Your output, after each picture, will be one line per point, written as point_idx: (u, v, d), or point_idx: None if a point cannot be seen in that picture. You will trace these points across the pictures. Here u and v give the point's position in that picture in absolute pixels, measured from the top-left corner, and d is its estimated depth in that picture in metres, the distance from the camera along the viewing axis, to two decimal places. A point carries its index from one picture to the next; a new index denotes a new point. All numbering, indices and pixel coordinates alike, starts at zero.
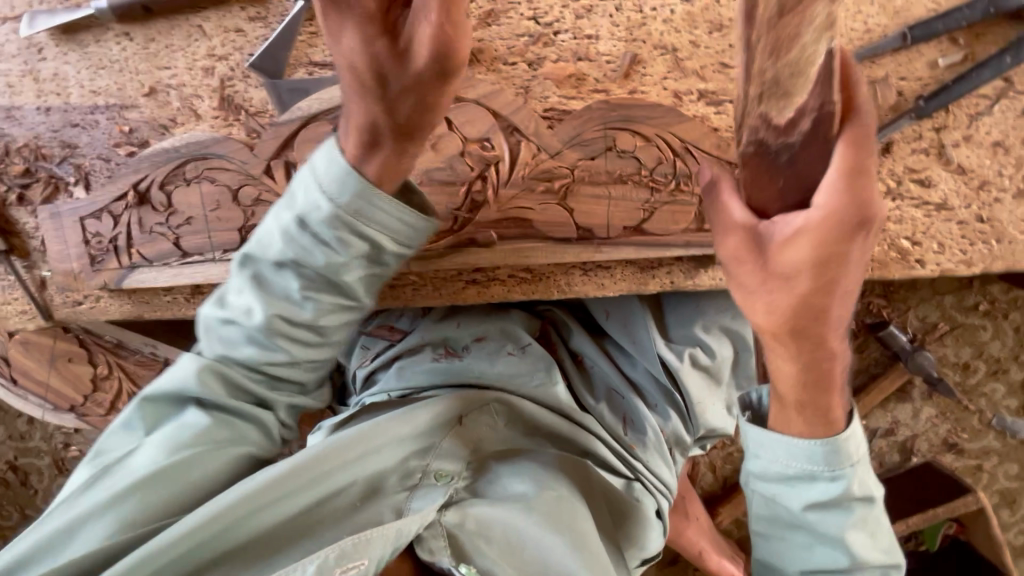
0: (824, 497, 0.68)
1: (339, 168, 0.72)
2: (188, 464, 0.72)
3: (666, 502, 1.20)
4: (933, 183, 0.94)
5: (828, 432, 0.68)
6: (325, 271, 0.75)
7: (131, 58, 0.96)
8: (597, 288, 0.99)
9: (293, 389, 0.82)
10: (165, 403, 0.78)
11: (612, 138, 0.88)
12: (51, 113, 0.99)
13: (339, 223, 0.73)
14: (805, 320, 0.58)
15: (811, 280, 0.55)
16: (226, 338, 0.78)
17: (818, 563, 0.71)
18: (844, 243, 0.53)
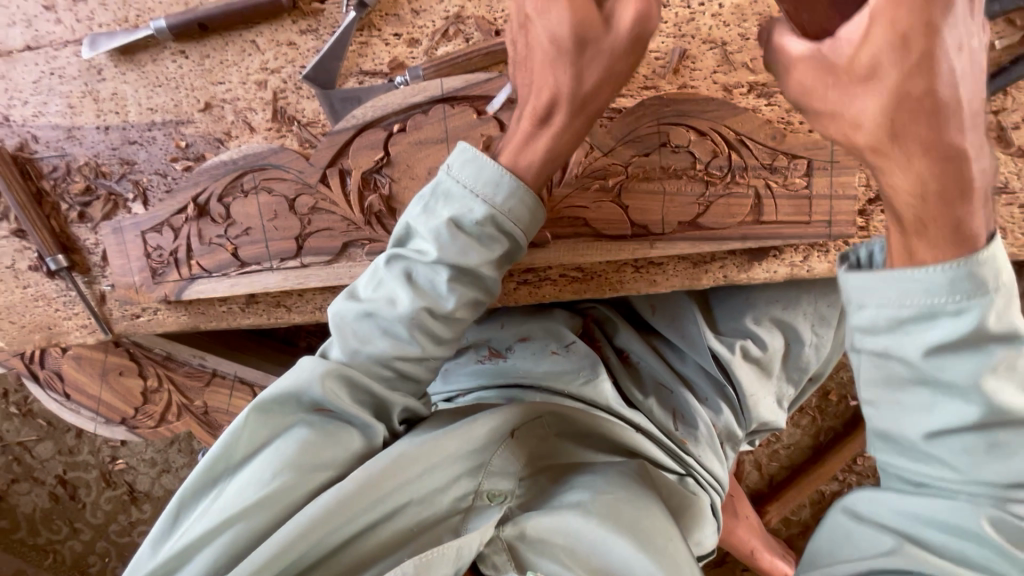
0: (954, 336, 0.50)
1: (492, 173, 0.75)
2: (292, 488, 0.73)
3: (719, 497, 1.20)
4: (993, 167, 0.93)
5: (958, 251, 0.51)
6: (479, 266, 0.76)
7: (187, 75, 0.99)
8: (650, 284, 1.00)
9: (407, 391, 0.81)
10: (277, 412, 0.76)
11: (666, 134, 0.88)
12: (111, 131, 1.02)
13: (492, 220, 0.75)
14: (912, 112, 0.51)
15: (896, 65, 0.50)
16: (359, 331, 0.77)
17: (945, 422, 0.53)
18: (927, 4, 0.48)
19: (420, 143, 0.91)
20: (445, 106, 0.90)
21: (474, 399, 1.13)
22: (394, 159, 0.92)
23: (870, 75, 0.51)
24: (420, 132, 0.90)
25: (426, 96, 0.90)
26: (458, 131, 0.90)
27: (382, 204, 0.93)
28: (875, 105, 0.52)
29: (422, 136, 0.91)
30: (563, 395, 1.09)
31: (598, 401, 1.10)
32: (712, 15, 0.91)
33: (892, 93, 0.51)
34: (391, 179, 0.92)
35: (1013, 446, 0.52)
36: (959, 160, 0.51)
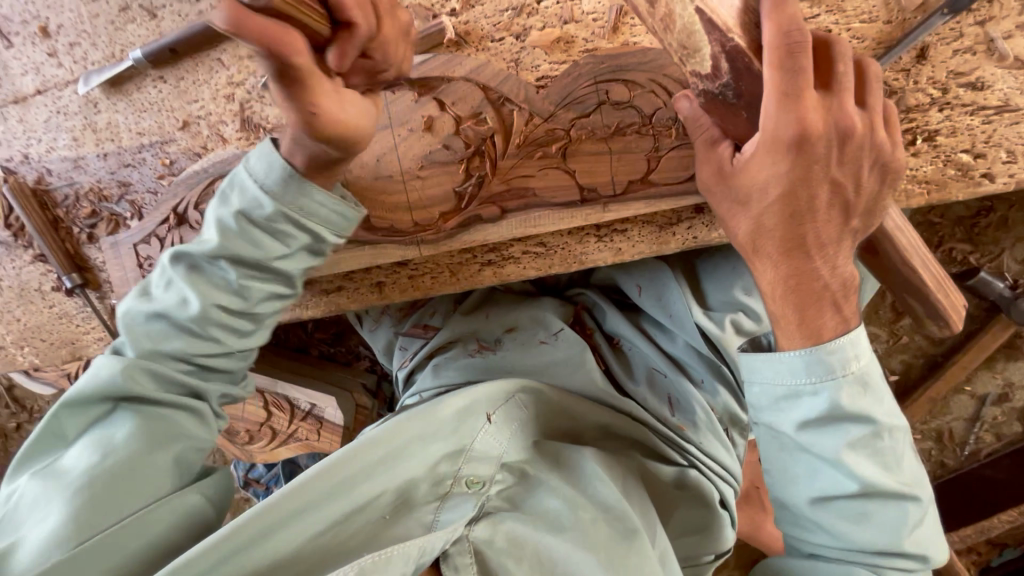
0: (813, 414, 0.70)
1: (275, 164, 0.74)
2: (131, 462, 0.72)
3: (729, 488, 1.11)
4: (987, 85, 0.82)
5: (813, 345, 0.72)
6: (273, 262, 0.77)
7: (166, 97, 1.07)
8: (615, 253, 0.96)
9: (222, 378, 0.83)
10: (88, 403, 0.76)
11: (605, 92, 0.85)
12: (109, 157, 1.12)
13: (283, 218, 0.75)
14: (783, 229, 0.72)
15: (772, 192, 0.70)
16: (153, 333, 0.77)
17: (822, 490, 0.71)
18: (797, 153, 0.68)
19: None
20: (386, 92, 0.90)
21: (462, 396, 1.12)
22: None
23: (743, 198, 0.73)
24: None
25: None
26: (401, 115, 0.91)
27: None
28: (747, 222, 0.74)
29: None
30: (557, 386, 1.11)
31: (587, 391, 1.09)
32: None
33: (762, 211, 0.72)
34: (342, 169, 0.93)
35: (878, 518, 0.69)
36: (805, 272, 0.73)
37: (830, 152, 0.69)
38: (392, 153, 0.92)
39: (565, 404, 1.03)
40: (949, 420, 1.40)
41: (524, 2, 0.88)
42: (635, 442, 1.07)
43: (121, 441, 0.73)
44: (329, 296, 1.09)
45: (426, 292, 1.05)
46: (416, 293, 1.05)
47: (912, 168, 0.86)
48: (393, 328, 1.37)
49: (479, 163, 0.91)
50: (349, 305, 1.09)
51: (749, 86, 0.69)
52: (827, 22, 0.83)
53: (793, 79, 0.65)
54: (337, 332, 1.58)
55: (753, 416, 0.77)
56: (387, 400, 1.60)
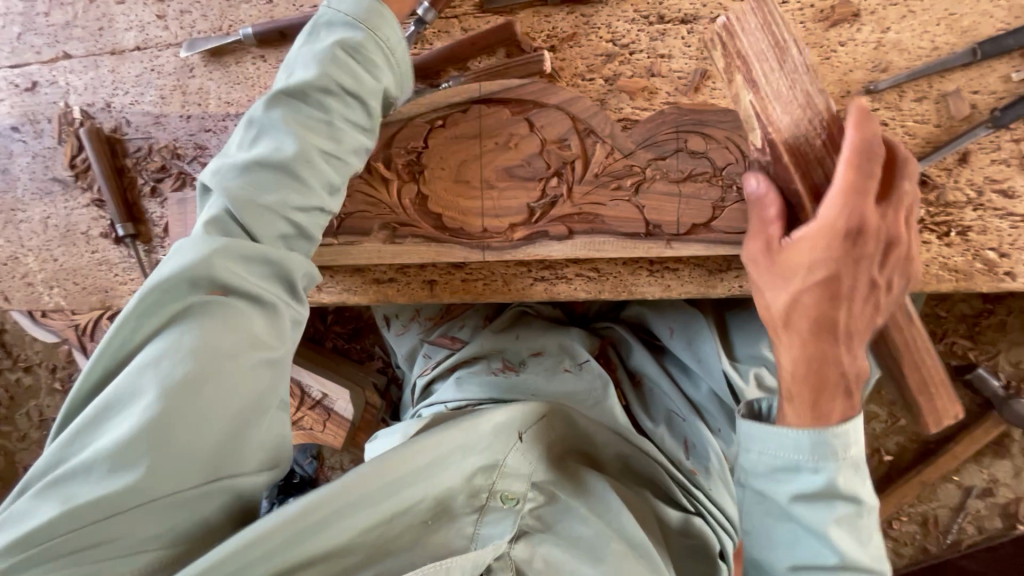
0: (810, 487, 0.75)
1: (351, 2, 0.82)
2: (198, 379, 0.67)
3: (730, 538, 1.11)
4: (1017, 195, 0.93)
5: (818, 425, 0.77)
6: (365, 102, 0.83)
7: (262, 75, 1.13)
8: (663, 289, 1.03)
9: (307, 245, 0.82)
10: (167, 305, 0.70)
11: (683, 140, 0.94)
12: (191, 120, 1.16)
13: (356, 61, 0.82)
14: (827, 304, 0.76)
15: (819, 274, 0.75)
16: (257, 184, 0.77)
17: (803, 559, 0.75)
18: (845, 246, 0.74)
19: (455, 138, 0.99)
20: (480, 106, 0.98)
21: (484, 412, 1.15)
22: (431, 149, 1.00)
23: (787, 273, 0.78)
24: (456, 128, 0.99)
25: (465, 97, 0.98)
26: (490, 128, 0.98)
27: (417, 193, 1.01)
28: (785, 296, 0.79)
29: (457, 132, 0.99)
30: None
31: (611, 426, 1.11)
32: None
33: (800, 291, 0.77)
34: (425, 165, 1.00)
35: None
36: (828, 357, 0.78)
37: (877, 252, 0.77)
38: (474, 161, 0.99)
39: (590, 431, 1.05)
40: (934, 507, 1.46)
41: (617, 52, 1.01)
42: (652, 482, 1.09)
43: (164, 353, 0.67)
44: (379, 286, 1.11)
45: (475, 297, 1.09)
46: (466, 296, 1.09)
47: (944, 257, 0.95)
48: (420, 335, 1.38)
49: (556, 184, 0.97)
50: (397, 297, 1.11)
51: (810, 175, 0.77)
52: (883, 117, 0.95)
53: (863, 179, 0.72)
54: (355, 329, 1.59)
55: (742, 479, 0.81)
56: (393, 404, 1.59)
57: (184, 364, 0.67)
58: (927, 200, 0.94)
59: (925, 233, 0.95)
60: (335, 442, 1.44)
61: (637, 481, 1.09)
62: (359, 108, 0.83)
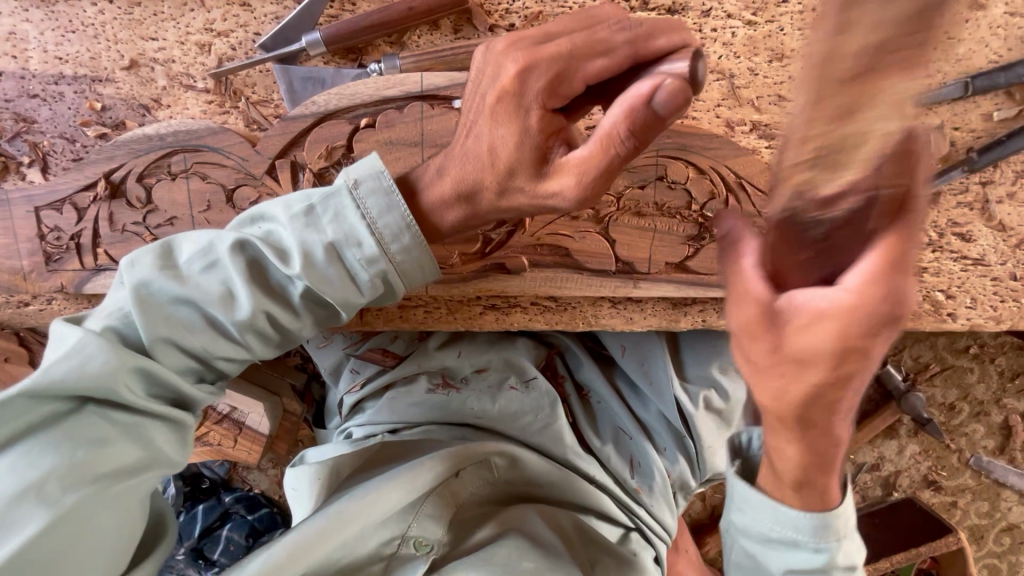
0: (805, 567, 0.64)
1: (396, 216, 0.64)
2: (87, 506, 0.58)
3: (664, 548, 1.16)
4: (972, 239, 0.92)
5: (824, 505, 0.63)
6: (339, 305, 0.67)
7: (109, 23, 0.81)
8: (626, 321, 0.93)
9: (215, 384, 0.70)
10: (38, 403, 0.60)
11: (664, 167, 0.81)
12: (5, 79, 0.83)
13: (340, 270, 0.64)
14: (815, 407, 0.54)
15: (825, 370, 0.51)
16: (179, 320, 0.64)
17: None
18: (867, 337, 0.48)
19: (390, 143, 0.79)
20: (423, 105, 0.78)
21: (421, 433, 1.08)
22: (358, 157, 0.79)
23: (796, 361, 0.52)
24: (391, 131, 0.78)
25: (403, 91, 0.78)
26: (435, 135, 0.78)
27: None
28: (799, 391, 0.53)
29: (393, 136, 0.78)
30: (526, 440, 1.10)
31: (553, 448, 1.09)
32: (722, 44, 0.84)
33: (811, 390, 0.52)
34: None
35: None
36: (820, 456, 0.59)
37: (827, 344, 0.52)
38: None
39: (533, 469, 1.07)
40: None
41: None
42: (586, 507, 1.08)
43: (43, 473, 0.57)
44: None
45: (415, 326, 0.93)
46: (403, 325, 0.93)
47: None
48: (345, 349, 1.21)
49: None
50: None
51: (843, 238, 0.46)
52: None
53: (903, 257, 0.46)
54: None
55: (733, 538, 0.71)
56: None
57: (49, 487, 0.57)
58: None
59: None
60: (248, 458, 1.28)
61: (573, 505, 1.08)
62: (349, 288, 0.66)
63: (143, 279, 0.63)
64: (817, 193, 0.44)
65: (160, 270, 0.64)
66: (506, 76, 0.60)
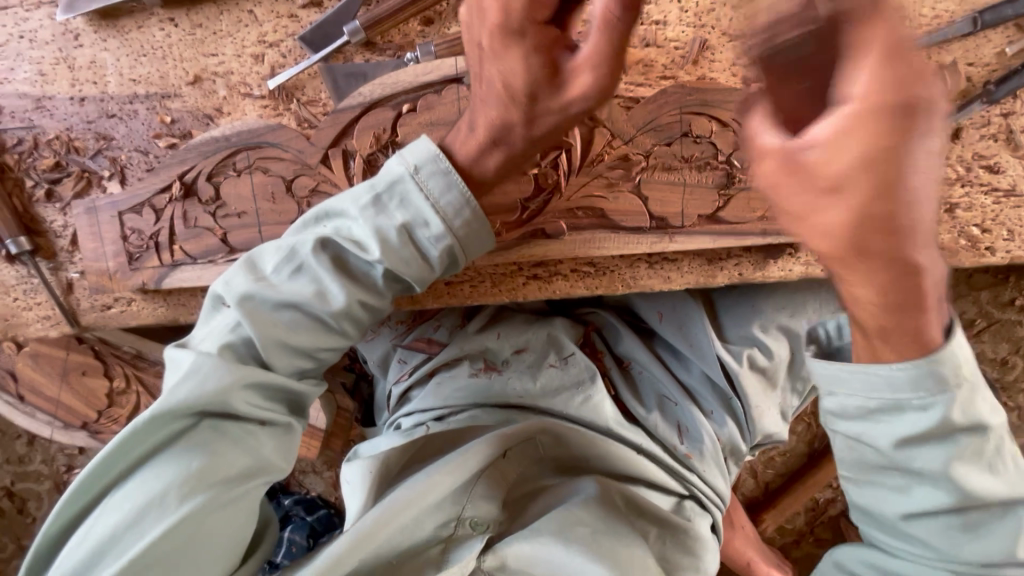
0: (916, 430, 0.60)
1: (458, 191, 0.70)
2: (206, 510, 0.65)
3: (719, 513, 1.18)
4: (1002, 170, 0.94)
5: (924, 356, 0.56)
6: (419, 280, 0.72)
7: (175, 44, 0.91)
8: (664, 281, 0.97)
9: (316, 379, 0.76)
10: (162, 424, 0.66)
11: (688, 124, 0.85)
12: (86, 103, 0.93)
13: (409, 244, 0.70)
14: (873, 230, 0.42)
15: (865, 189, 0.40)
16: (281, 323, 0.69)
17: (918, 504, 0.64)
18: (892, 137, 0.38)
19: (432, 124, 0.85)
20: (459, 86, 0.84)
21: (467, 419, 1.11)
22: (403, 140, 0.86)
23: (835, 185, 0.40)
24: (432, 113, 0.85)
25: (440, 75, 0.85)
26: None
27: None
28: (840, 225, 0.42)
29: (434, 117, 0.85)
30: (566, 415, 1.12)
31: (598, 422, 1.11)
32: None
33: (860, 209, 0.41)
34: None
35: (986, 527, 0.63)
36: (912, 286, 0.49)
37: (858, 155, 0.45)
38: None
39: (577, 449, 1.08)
40: None
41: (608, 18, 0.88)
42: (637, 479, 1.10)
43: (169, 484, 0.64)
44: None
45: (462, 301, 0.99)
46: (451, 301, 0.99)
47: None
48: (392, 340, 1.28)
49: (551, 177, 0.86)
50: None
51: (816, 43, 0.39)
52: None
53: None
54: None
55: (830, 422, 0.66)
56: (364, 402, 1.46)
57: (173, 496, 0.64)
58: None
59: None
60: (308, 454, 1.34)
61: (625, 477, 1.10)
62: (427, 261, 0.72)
63: (243, 294, 0.68)
64: (766, 16, 0.39)
65: (256, 283, 0.69)
66: (492, 12, 0.59)
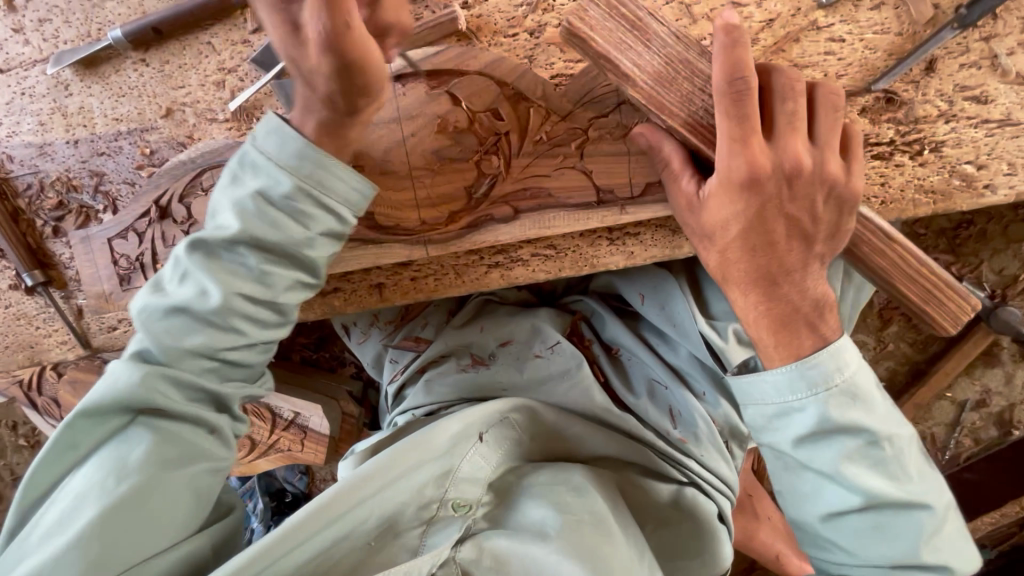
0: (806, 431, 0.63)
1: (294, 141, 0.73)
2: (143, 490, 0.68)
3: (729, 503, 1.11)
4: (991, 99, 0.85)
5: (794, 360, 0.66)
6: (286, 242, 0.73)
7: (149, 82, 1.00)
8: (627, 257, 0.95)
9: (241, 379, 0.78)
10: (103, 417, 0.71)
11: (624, 91, 0.83)
12: (80, 145, 1.03)
13: (302, 195, 0.73)
14: (765, 263, 0.67)
15: (734, 234, 0.67)
16: (171, 330, 0.72)
17: (831, 508, 0.64)
18: (743, 195, 0.65)
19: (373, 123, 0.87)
20: (396, 85, 0.86)
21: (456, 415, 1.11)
22: None
23: (705, 235, 0.69)
24: None
25: None
26: (410, 109, 0.86)
27: None
28: (712, 260, 0.71)
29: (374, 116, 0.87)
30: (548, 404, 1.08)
31: (585, 407, 1.07)
32: None
33: (723, 254, 0.69)
34: None
35: (893, 530, 0.63)
36: (782, 297, 0.67)
37: (784, 191, 0.66)
38: (398, 148, 0.87)
39: (558, 425, 1.04)
40: (931, 426, 1.43)
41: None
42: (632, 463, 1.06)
43: (99, 463, 0.69)
44: (322, 299, 1.02)
45: (428, 295, 1.00)
46: (418, 296, 1.00)
47: (919, 177, 0.87)
48: (383, 341, 1.31)
49: (493, 162, 0.87)
50: (344, 308, 1.02)
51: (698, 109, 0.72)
52: (840, 32, 0.85)
53: (741, 123, 0.64)
54: (321, 337, 1.52)
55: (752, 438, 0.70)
56: (372, 409, 1.53)
57: (126, 469, 0.69)
58: (897, 119, 0.87)
59: (896, 155, 0.87)
60: (316, 460, 1.38)
61: (618, 462, 1.07)
62: (291, 222, 0.73)
63: (138, 309, 0.74)
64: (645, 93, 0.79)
65: (152, 295, 0.74)
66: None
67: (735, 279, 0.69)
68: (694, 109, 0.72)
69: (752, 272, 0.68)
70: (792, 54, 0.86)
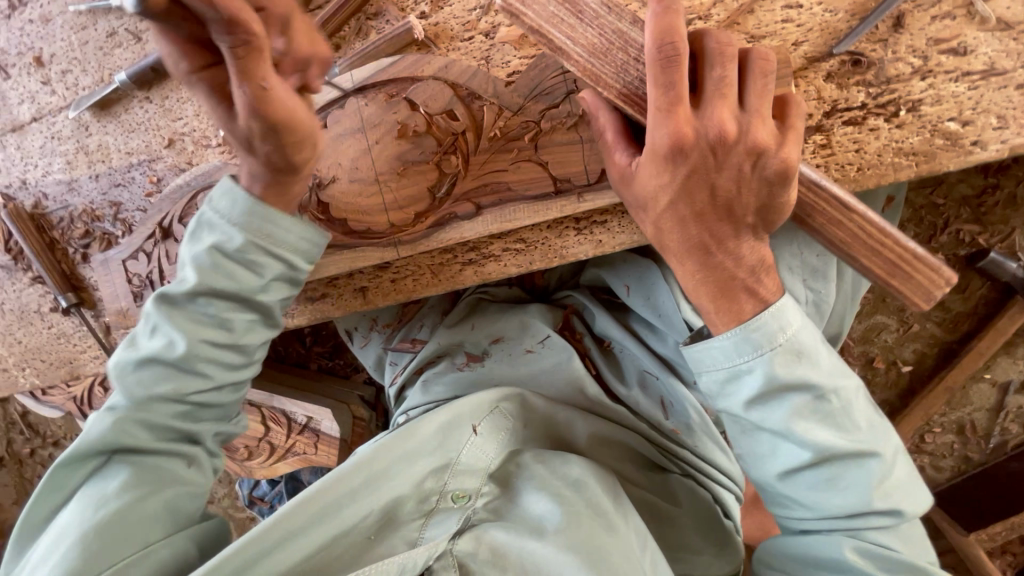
0: (754, 392, 0.69)
1: (239, 200, 0.79)
2: (120, 511, 0.70)
3: (735, 497, 1.07)
4: (971, 50, 0.79)
5: (738, 325, 0.71)
6: (243, 292, 0.79)
7: (152, 117, 1.10)
8: (596, 245, 0.94)
9: (214, 418, 0.83)
10: (84, 459, 0.75)
11: (573, 79, 0.85)
12: (100, 178, 1.14)
13: (253, 247, 0.79)
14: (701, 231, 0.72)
15: (663, 202, 0.72)
16: (144, 381, 0.77)
17: (786, 464, 0.70)
18: (670, 164, 0.69)
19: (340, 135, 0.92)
20: (359, 97, 0.91)
21: None
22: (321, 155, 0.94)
23: (641, 203, 0.75)
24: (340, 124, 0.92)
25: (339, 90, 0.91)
26: (373, 119, 0.91)
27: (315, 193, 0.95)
28: (648, 226, 0.76)
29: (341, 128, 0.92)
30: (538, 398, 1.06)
31: (579, 397, 1.05)
32: None
33: (656, 219, 0.74)
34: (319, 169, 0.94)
35: (843, 480, 0.68)
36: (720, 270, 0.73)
37: (710, 160, 0.69)
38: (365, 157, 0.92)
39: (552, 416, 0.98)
40: (970, 412, 1.31)
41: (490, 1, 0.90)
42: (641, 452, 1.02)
43: (81, 498, 0.73)
44: (313, 304, 1.08)
45: (408, 295, 1.03)
46: (399, 297, 1.04)
47: (897, 140, 0.82)
48: (383, 344, 1.35)
49: (452, 161, 0.90)
50: (333, 312, 1.07)
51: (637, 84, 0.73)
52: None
53: (671, 93, 0.67)
54: (335, 346, 1.60)
55: (712, 406, 0.76)
56: (386, 412, 1.59)
57: (106, 498, 0.72)
58: (866, 81, 0.82)
59: (870, 119, 0.83)
60: (331, 462, 1.45)
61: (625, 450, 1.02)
62: (246, 274, 0.79)
63: (116, 364, 0.79)
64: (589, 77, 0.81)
65: (126, 351, 0.80)
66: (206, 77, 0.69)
67: (671, 248, 0.75)
68: (629, 79, 0.73)
69: (686, 242, 0.73)
70: (748, 26, 0.83)
